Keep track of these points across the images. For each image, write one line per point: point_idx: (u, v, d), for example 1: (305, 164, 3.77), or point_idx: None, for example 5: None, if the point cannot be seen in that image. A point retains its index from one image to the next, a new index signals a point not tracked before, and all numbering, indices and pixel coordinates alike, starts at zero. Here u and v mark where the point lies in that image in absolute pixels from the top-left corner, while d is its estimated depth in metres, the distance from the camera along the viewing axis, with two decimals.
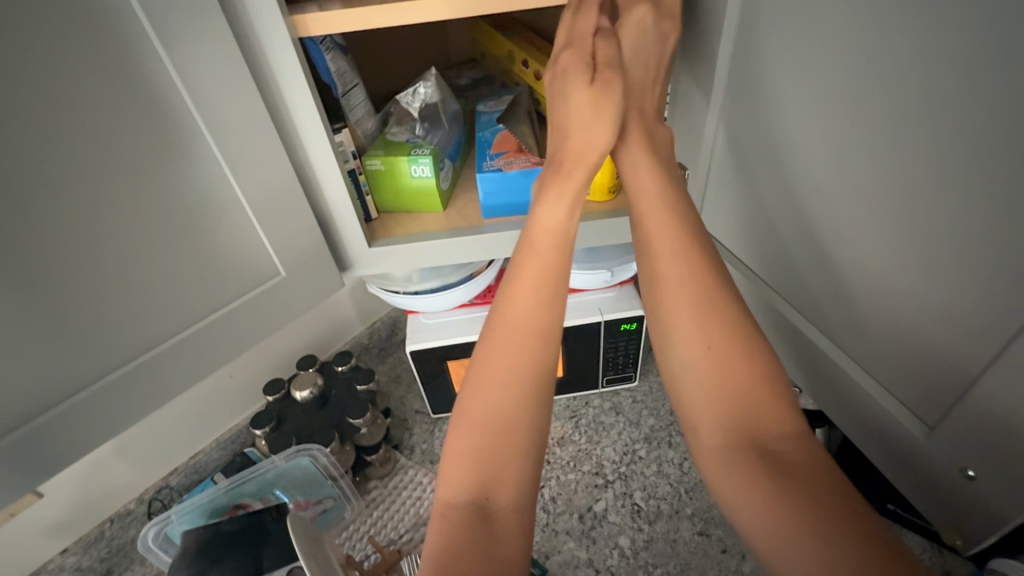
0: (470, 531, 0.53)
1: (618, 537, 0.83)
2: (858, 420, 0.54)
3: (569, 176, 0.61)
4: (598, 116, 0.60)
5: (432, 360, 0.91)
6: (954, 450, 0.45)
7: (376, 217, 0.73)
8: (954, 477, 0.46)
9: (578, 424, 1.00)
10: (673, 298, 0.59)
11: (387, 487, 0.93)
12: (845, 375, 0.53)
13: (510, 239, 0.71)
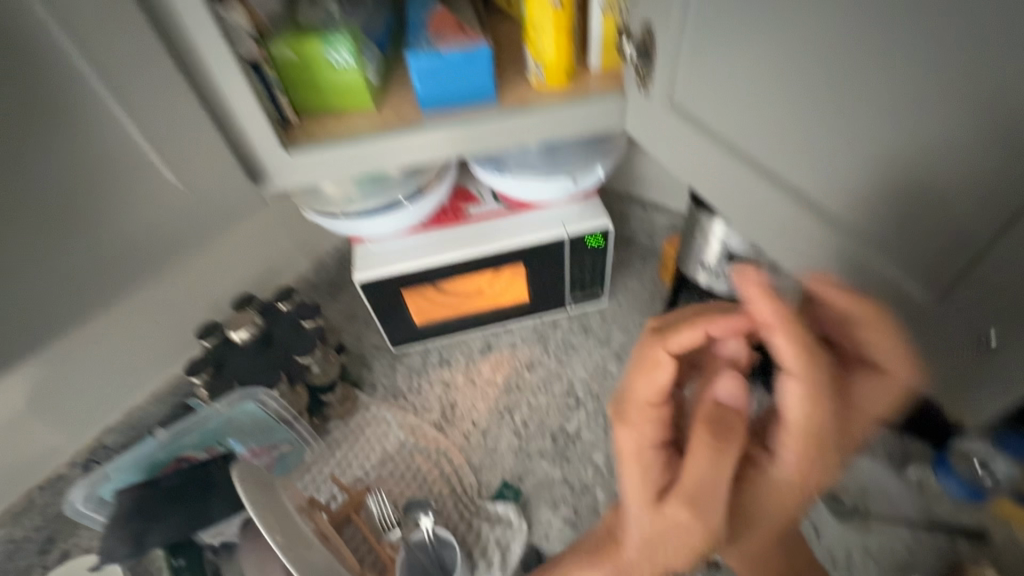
0: None
1: (593, 454, 0.82)
2: (852, 292, 0.44)
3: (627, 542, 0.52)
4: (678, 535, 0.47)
5: (385, 290, 0.84)
6: (970, 318, 0.36)
7: (297, 121, 0.62)
8: (970, 350, 0.37)
9: (547, 347, 0.97)
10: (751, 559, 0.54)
11: (349, 426, 0.88)
12: (829, 252, 0.43)
13: (452, 137, 0.62)
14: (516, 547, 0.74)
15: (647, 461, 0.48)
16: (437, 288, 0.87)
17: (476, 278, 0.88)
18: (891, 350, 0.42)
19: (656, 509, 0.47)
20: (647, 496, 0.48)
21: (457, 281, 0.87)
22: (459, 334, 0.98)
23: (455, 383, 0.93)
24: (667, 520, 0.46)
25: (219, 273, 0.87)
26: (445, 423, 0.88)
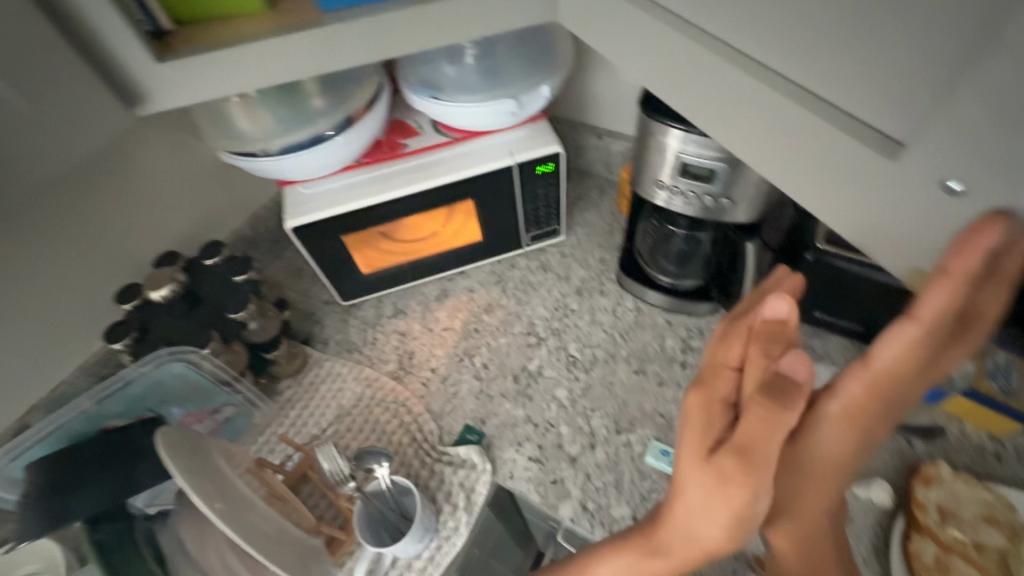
0: None
1: (556, 390, 0.80)
2: (796, 168, 0.38)
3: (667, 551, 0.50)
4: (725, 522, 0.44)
5: (323, 236, 0.77)
6: (927, 156, 0.30)
7: (173, 31, 0.52)
8: (922, 200, 0.31)
9: (505, 288, 0.93)
10: (803, 538, 0.50)
11: (302, 384, 0.83)
12: (779, 113, 0.37)
13: (362, 32, 0.53)
14: (482, 487, 0.71)
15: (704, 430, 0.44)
16: (384, 230, 0.83)
17: (426, 217, 0.84)
18: (943, 300, 0.34)
19: (703, 471, 0.44)
20: (694, 462, 0.45)
21: (407, 221, 0.83)
22: (412, 282, 0.93)
23: (412, 332, 0.89)
24: (715, 479, 0.43)
25: (125, 211, 0.77)
26: (403, 372, 0.84)
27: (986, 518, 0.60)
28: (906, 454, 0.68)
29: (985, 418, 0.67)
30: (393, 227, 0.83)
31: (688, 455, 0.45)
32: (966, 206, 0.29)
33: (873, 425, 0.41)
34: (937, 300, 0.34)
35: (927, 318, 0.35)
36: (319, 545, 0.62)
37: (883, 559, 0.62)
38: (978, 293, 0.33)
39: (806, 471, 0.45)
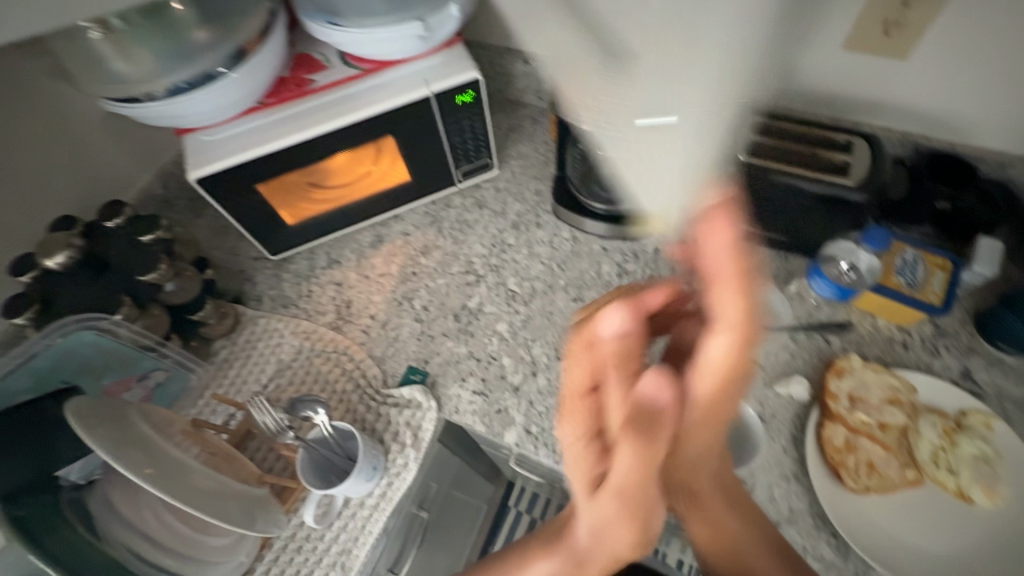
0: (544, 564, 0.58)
1: (496, 325, 0.80)
2: None
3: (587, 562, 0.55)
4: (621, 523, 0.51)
5: (235, 188, 0.73)
6: (658, 68, 0.24)
7: None
8: (616, 111, 0.26)
9: (441, 229, 0.91)
10: (712, 510, 0.59)
11: (238, 343, 0.81)
12: None
13: None
14: (428, 424, 0.73)
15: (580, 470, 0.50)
16: (306, 175, 0.79)
17: (347, 161, 0.80)
18: (733, 304, 0.40)
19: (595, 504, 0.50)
20: (586, 501, 0.51)
21: (329, 166, 0.80)
22: (343, 230, 0.90)
23: (348, 281, 0.87)
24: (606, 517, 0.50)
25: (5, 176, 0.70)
26: (342, 321, 0.83)
27: (890, 400, 0.65)
28: (823, 352, 0.72)
29: (901, 316, 0.72)
30: (314, 172, 0.79)
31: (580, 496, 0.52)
32: (679, 131, 0.26)
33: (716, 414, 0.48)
34: (729, 315, 0.40)
35: (722, 347, 0.42)
36: (265, 493, 0.63)
37: (801, 446, 0.67)
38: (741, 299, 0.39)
39: (686, 459, 0.53)
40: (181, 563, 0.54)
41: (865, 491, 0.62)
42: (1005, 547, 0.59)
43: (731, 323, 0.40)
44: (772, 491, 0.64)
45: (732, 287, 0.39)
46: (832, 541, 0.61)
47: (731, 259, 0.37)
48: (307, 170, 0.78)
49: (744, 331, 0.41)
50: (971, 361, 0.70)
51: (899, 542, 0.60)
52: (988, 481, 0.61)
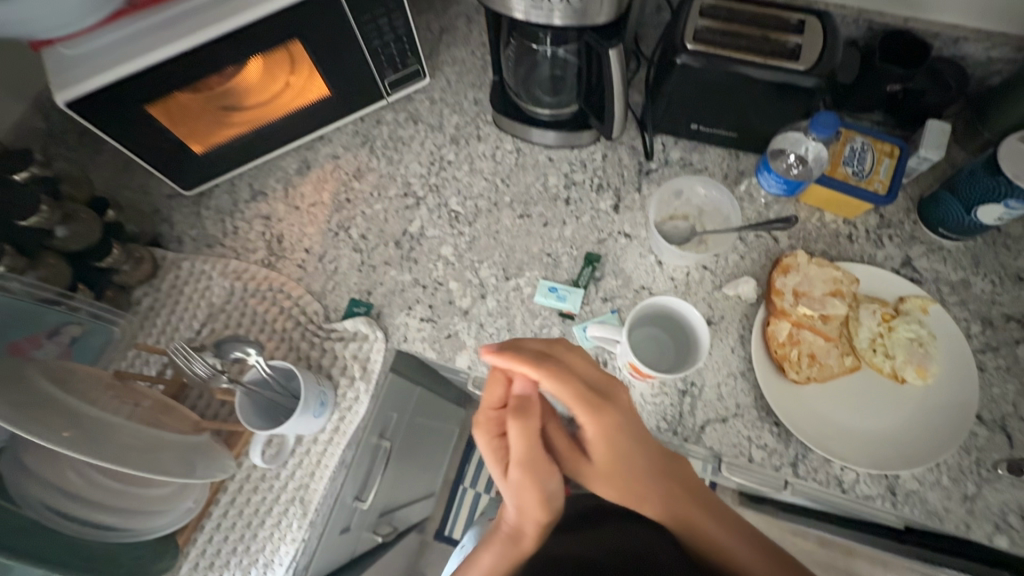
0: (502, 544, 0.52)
1: (440, 249, 0.76)
2: None
3: (514, 543, 0.52)
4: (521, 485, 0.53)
5: (125, 112, 0.64)
6: None
7: None
8: None
9: (373, 149, 0.83)
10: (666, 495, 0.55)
11: (162, 290, 0.75)
12: None
13: None
14: (376, 355, 0.70)
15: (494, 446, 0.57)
16: (207, 96, 0.69)
17: (252, 75, 0.70)
18: (571, 372, 0.54)
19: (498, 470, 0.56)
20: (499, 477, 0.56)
21: (231, 84, 0.69)
22: (264, 156, 0.81)
23: (277, 214, 0.80)
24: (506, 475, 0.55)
25: None
26: (274, 257, 0.77)
27: (833, 292, 0.66)
28: (771, 251, 0.71)
29: (848, 209, 0.70)
30: (215, 92, 0.69)
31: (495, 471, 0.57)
32: None
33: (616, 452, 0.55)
34: (561, 386, 0.53)
35: (591, 419, 0.54)
36: (208, 439, 0.60)
37: (748, 344, 0.68)
38: (560, 357, 0.54)
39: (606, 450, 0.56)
40: (119, 515, 0.51)
41: (807, 381, 0.64)
42: (932, 419, 0.62)
43: (582, 398, 0.54)
44: (719, 390, 0.66)
45: (550, 377, 0.52)
46: (775, 430, 0.64)
47: (534, 362, 0.53)
48: (205, 89, 0.68)
49: (581, 391, 0.54)
50: (913, 248, 0.71)
51: (836, 424, 0.63)
52: (920, 361, 0.63)
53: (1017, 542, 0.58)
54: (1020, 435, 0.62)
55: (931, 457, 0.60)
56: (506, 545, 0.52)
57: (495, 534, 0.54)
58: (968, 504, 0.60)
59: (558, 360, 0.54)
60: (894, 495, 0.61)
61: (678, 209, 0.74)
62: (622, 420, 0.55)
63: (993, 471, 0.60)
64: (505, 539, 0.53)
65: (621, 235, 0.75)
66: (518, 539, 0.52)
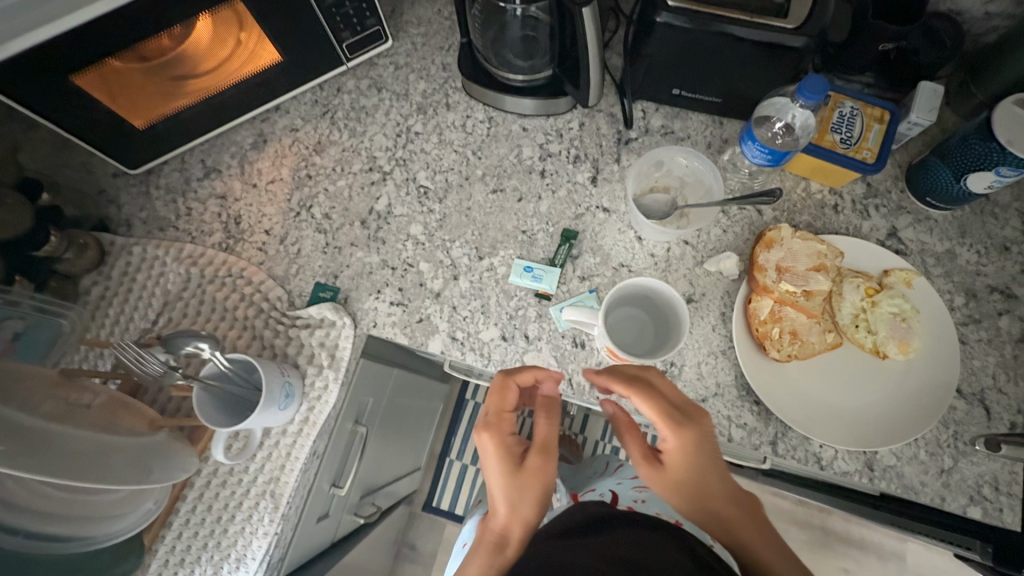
0: (487, 552, 0.47)
1: (410, 228, 0.72)
2: None
3: (500, 550, 0.47)
4: (528, 479, 0.50)
5: (41, 83, 0.57)
6: None
7: None
8: None
9: (335, 120, 0.77)
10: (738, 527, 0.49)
11: (112, 278, 0.70)
12: None
13: None
14: (345, 343, 0.67)
15: (503, 441, 0.53)
16: (146, 63, 0.62)
17: (195, 37, 0.63)
18: (659, 390, 0.53)
19: (501, 463, 0.52)
20: (503, 471, 0.51)
21: (173, 49, 0.63)
22: (215, 130, 0.75)
23: (233, 192, 0.75)
24: (511, 469, 0.51)
25: None
26: (232, 240, 0.72)
27: (817, 267, 0.63)
28: (755, 224, 0.69)
29: (836, 178, 0.67)
30: (154, 57, 0.62)
31: (496, 469, 0.52)
32: None
33: (689, 480, 0.51)
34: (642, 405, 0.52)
35: (672, 437, 0.51)
36: (164, 439, 0.57)
37: (729, 322, 0.66)
38: (652, 377, 0.54)
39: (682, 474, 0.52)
40: (76, 525, 0.49)
41: (788, 359, 0.62)
42: (912, 396, 0.61)
43: (667, 415, 0.52)
44: (700, 368, 0.64)
45: (639, 393, 0.52)
46: (755, 409, 0.62)
47: (625, 379, 0.53)
48: (143, 54, 0.61)
49: (665, 408, 0.52)
50: (899, 219, 0.68)
51: (817, 403, 0.62)
52: (903, 337, 0.61)
53: (990, 513, 0.59)
54: (997, 408, 0.61)
55: (908, 434, 0.59)
56: (494, 553, 0.47)
57: (481, 543, 0.48)
58: (944, 477, 0.60)
59: (647, 380, 0.54)
60: (872, 471, 0.61)
61: (658, 181, 0.71)
62: (704, 444, 0.51)
63: (970, 444, 0.60)
64: (492, 544, 0.48)
65: (599, 209, 0.71)
66: (504, 546, 0.48)
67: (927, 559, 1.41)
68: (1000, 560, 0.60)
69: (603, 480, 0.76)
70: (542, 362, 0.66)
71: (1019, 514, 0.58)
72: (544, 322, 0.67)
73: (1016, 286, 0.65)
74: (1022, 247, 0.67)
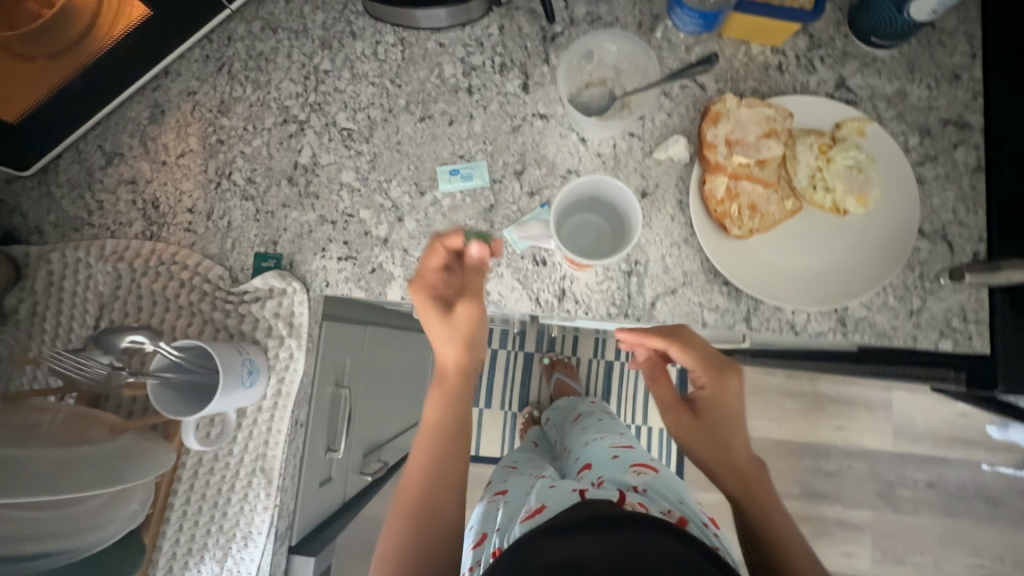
0: (442, 393, 0.65)
1: (341, 176, 0.67)
2: None
3: (444, 382, 0.65)
4: (456, 329, 0.63)
5: None
6: None
7: None
8: None
9: (233, 72, 0.70)
10: (745, 478, 0.61)
11: (38, 291, 0.65)
12: None
13: None
14: (300, 308, 0.64)
15: (433, 294, 0.62)
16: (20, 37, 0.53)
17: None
18: (699, 344, 0.63)
19: (443, 320, 0.63)
20: (438, 318, 0.63)
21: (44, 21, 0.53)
22: (103, 107, 0.68)
23: (143, 175, 0.68)
24: (450, 325, 0.63)
25: None
26: (155, 227, 0.67)
27: (768, 133, 0.60)
28: (699, 101, 0.65)
29: (774, 35, 0.63)
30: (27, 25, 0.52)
31: (433, 317, 0.63)
32: None
33: (716, 425, 0.63)
34: (687, 355, 0.63)
35: (711, 385, 0.64)
36: (129, 441, 0.53)
37: (687, 209, 0.63)
38: (688, 335, 0.63)
39: (712, 422, 0.63)
40: (57, 540, 0.46)
41: (749, 235, 0.60)
42: (876, 245, 0.60)
43: (707, 363, 0.63)
44: (665, 262, 0.63)
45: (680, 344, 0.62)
46: (725, 289, 0.62)
47: (664, 334, 0.63)
48: (9, 20, 0.51)
49: (707, 361, 0.63)
50: (846, 67, 0.65)
51: (784, 271, 0.61)
52: (861, 188, 0.60)
53: (960, 342, 0.60)
54: (959, 241, 0.61)
55: (875, 283, 0.59)
56: (443, 387, 0.65)
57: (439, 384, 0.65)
58: (914, 318, 0.61)
59: (687, 336, 0.63)
60: (845, 326, 0.61)
61: (593, 73, 0.65)
62: (737, 396, 0.64)
63: (936, 281, 0.61)
64: (443, 383, 0.65)
65: (536, 116, 0.66)
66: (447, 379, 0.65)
67: (910, 401, 1.51)
68: (971, 386, 0.62)
69: (599, 450, 0.81)
70: (506, 287, 0.64)
71: (987, 338, 0.60)
72: (500, 248, 0.64)
73: (969, 115, 0.64)
74: (971, 72, 0.64)
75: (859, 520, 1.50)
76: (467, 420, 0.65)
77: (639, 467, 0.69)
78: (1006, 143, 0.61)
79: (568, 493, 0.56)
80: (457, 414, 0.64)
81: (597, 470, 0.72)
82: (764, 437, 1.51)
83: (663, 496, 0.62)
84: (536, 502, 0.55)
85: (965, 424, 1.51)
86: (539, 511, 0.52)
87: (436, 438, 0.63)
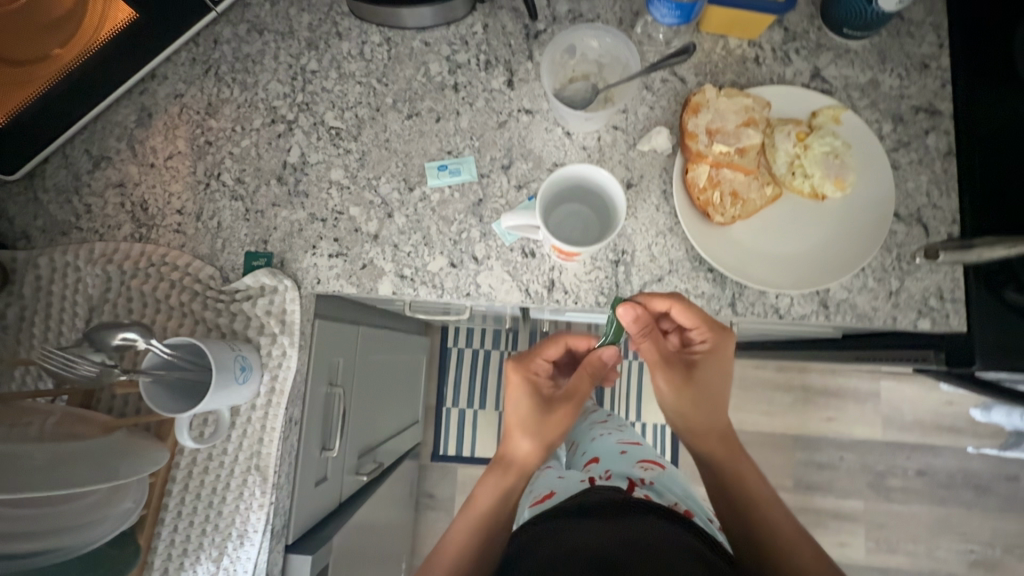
0: (496, 476, 0.60)
1: (331, 173, 0.67)
2: None
3: (505, 470, 0.60)
4: (542, 423, 0.61)
5: None
6: None
7: None
8: None
9: (218, 74, 0.70)
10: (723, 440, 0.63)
11: (26, 296, 0.65)
12: None
13: None
14: (292, 305, 0.64)
15: (541, 403, 0.62)
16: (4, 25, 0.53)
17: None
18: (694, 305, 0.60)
19: (535, 406, 0.62)
20: (529, 399, 0.62)
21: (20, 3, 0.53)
22: (89, 112, 0.68)
23: (130, 178, 0.69)
24: (541, 414, 0.61)
25: None
26: (144, 229, 0.67)
27: (747, 122, 0.62)
28: (680, 94, 0.67)
29: (750, 28, 0.65)
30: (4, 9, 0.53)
31: (526, 396, 0.62)
32: None
33: (706, 389, 0.62)
34: (687, 316, 0.59)
35: (707, 343, 0.62)
36: (121, 437, 0.53)
37: (671, 198, 0.65)
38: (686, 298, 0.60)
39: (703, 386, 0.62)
40: (51, 540, 0.46)
41: (733, 221, 0.62)
42: (854, 227, 0.62)
43: (710, 322, 0.60)
44: (651, 250, 0.64)
45: (678, 306, 0.59)
46: (710, 276, 0.63)
47: (664, 295, 0.59)
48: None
49: (705, 319, 0.60)
50: (820, 58, 0.67)
51: (768, 254, 0.62)
52: (838, 173, 0.61)
53: (938, 321, 0.62)
54: (934, 223, 0.63)
55: (857, 263, 0.60)
56: (503, 472, 0.60)
57: (499, 461, 0.61)
58: (893, 299, 0.62)
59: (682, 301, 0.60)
60: (827, 308, 0.63)
61: (576, 69, 0.66)
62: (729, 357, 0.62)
63: (913, 263, 0.63)
64: (503, 467, 0.61)
65: (522, 112, 0.68)
66: (506, 464, 0.61)
67: (898, 391, 1.54)
68: (953, 364, 0.63)
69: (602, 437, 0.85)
70: (497, 280, 0.64)
71: (963, 316, 0.61)
72: (489, 241, 0.65)
73: (938, 102, 0.66)
74: (939, 61, 0.67)
75: (851, 511, 1.51)
76: (510, 516, 0.59)
77: (647, 464, 0.76)
78: (974, 128, 0.63)
79: (577, 483, 0.64)
80: (506, 505, 0.59)
81: (606, 459, 0.77)
82: (756, 430, 1.53)
83: (669, 489, 0.69)
84: (545, 489, 0.65)
85: (952, 412, 1.53)
86: (547, 497, 0.62)
87: (484, 491, 0.60)
